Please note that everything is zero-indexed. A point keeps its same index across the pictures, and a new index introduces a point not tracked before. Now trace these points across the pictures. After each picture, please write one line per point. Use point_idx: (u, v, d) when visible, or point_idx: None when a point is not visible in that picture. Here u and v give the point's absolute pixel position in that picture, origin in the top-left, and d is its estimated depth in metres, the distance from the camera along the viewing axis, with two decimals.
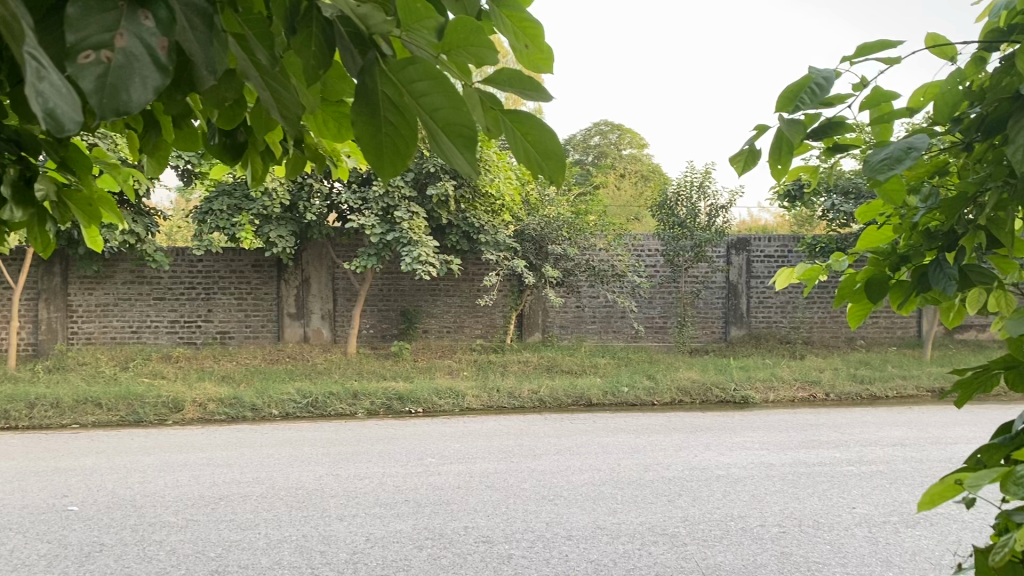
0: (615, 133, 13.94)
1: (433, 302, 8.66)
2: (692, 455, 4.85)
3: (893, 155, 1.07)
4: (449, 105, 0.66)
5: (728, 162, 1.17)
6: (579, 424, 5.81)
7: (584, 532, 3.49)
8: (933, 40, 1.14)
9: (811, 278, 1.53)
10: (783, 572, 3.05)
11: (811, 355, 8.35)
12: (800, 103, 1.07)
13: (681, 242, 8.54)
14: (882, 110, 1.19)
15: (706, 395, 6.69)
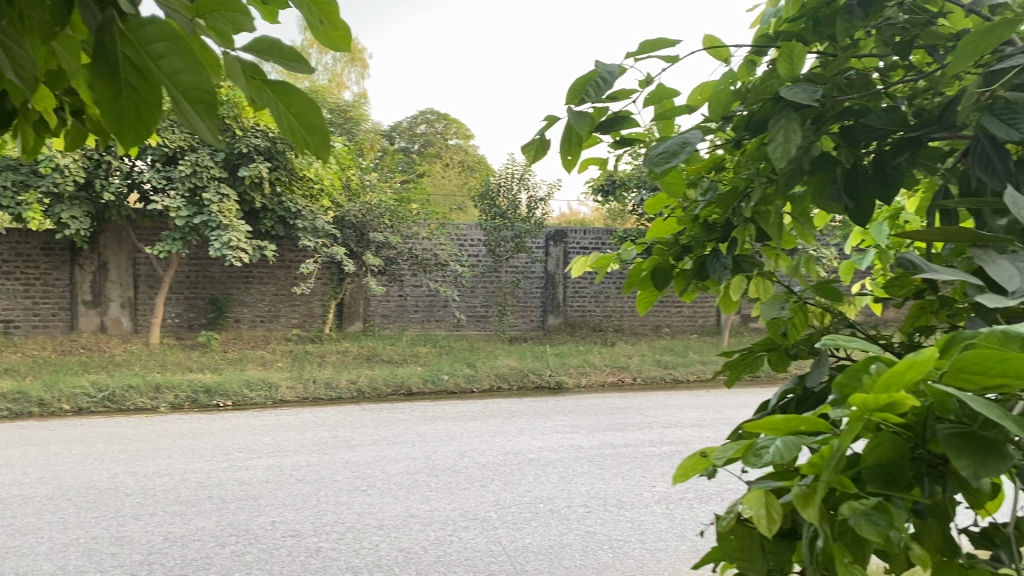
0: (442, 122, 13.44)
1: (245, 290, 8.32)
2: (506, 441, 4.93)
3: (670, 148, 1.13)
4: (190, 70, 0.65)
5: (520, 151, 1.19)
6: (397, 413, 5.77)
7: (395, 521, 3.48)
8: (709, 42, 1.21)
9: (603, 267, 1.59)
10: (586, 551, 3.17)
11: (621, 342, 8.73)
12: (585, 96, 1.11)
13: (501, 232, 8.69)
14: (664, 106, 1.26)
15: (523, 381, 6.84)
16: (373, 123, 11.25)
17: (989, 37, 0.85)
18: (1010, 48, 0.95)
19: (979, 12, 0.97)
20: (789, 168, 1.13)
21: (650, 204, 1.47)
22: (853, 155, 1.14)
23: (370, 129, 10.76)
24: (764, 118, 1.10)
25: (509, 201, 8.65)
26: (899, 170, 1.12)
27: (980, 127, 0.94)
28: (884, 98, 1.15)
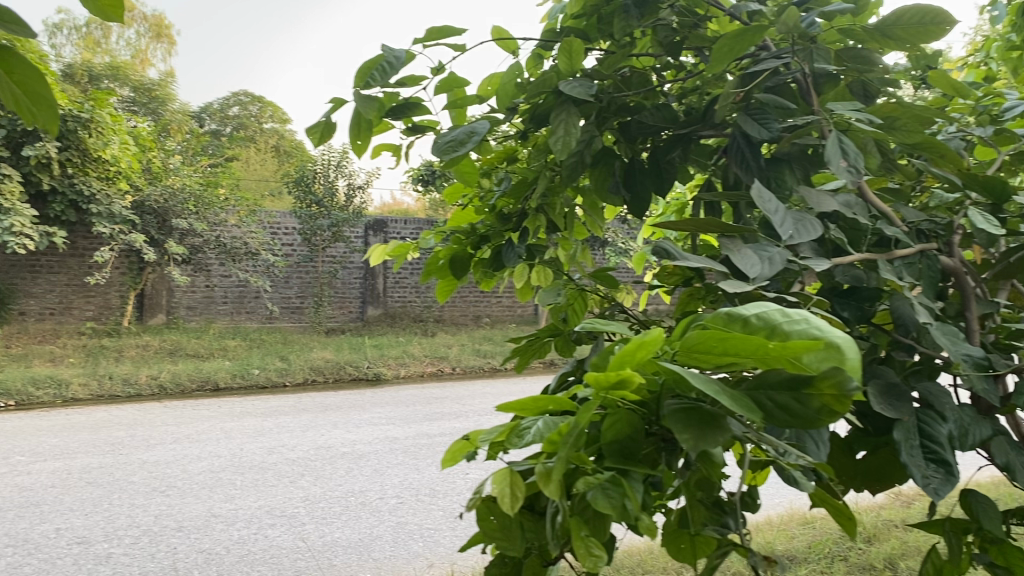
0: (257, 105, 12.88)
1: (32, 280, 7.66)
2: (319, 435, 4.82)
3: (457, 137, 1.13)
4: None
5: (306, 133, 1.16)
6: (202, 410, 5.51)
7: (195, 522, 3.32)
8: (498, 33, 1.22)
9: (401, 255, 1.56)
10: (396, 542, 3.16)
11: (441, 332, 8.76)
12: (371, 80, 1.09)
13: (317, 221, 8.51)
14: (456, 95, 1.26)
15: (339, 373, 6.71)
16: (180, 103, 10.66)
17: (744, 39, 0.90)
18: (764, 52, 1.03)
19: (737, 17, 1.03)
20: (572, 161, 1.17)
21: (448, 193, 1.47)
22: (631, 150, 1.20)
23: (178, 109, 10.19)
24: (546, 111, 1.12)
25: (325, 188, 8.49)
26: (672, 164, 1.19)
27: (737, 126, 1.01)
28: (658, 97, 1.22)
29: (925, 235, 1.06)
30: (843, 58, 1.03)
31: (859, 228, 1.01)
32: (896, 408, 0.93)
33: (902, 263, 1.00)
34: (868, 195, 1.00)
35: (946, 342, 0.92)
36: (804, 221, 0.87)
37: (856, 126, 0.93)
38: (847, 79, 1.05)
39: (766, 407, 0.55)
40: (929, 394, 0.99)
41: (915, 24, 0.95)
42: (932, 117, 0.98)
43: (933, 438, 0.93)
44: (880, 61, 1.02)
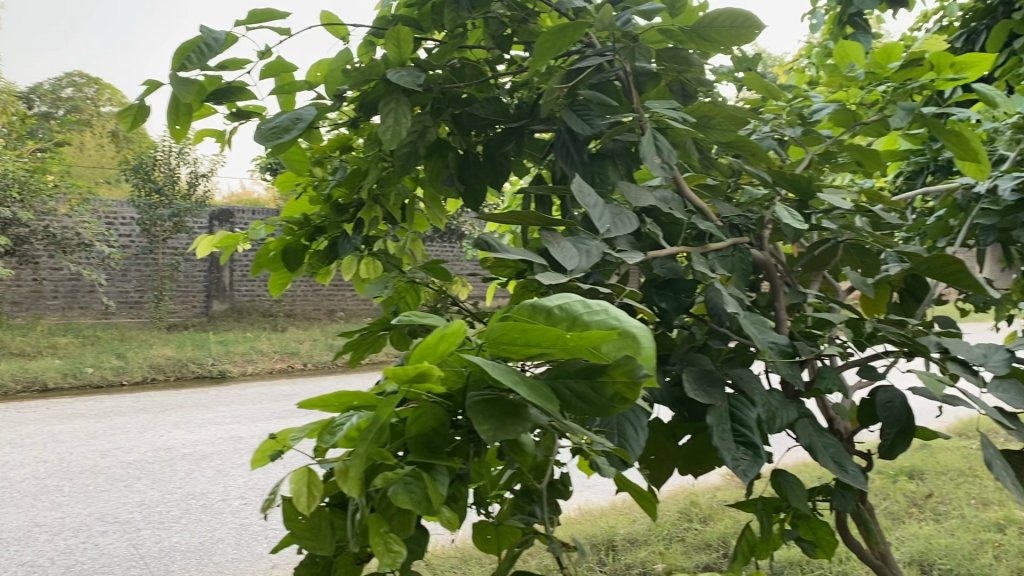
0: None
1: None
2: (158, 436, 4.58)
3: (282, 124, 1.09)
4: None
5: (117, 117, 1.09)
6: (27, 412, 5.14)
7: (16, 533, 3.09)
8: (327, 18, 1.19)
9: (230, 245, 1.50)
10: (239, 544, 3.05)
11: (292, 327, 8.52)
12: (187, 62, 1.03)
13: (157, 210, 8.12)
14: (285, 80, 1.22)
15: (182, 371, 6.42)
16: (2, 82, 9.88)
17: (565, 33, 0.92)
18: (589, 49, 1.04)
19: (565, 13, 1.05)
20: (405, 151, 1.14)
21: (281, 182, 1.42)
22: (465, 142, 1.20)
23: None
24: (375, 99, 1.10)
25: (166, 176, 8.15)
26: (507, 157, 1.20)
27: (562, 121, 1.02)
28: (490, 90, 1.22)
29: (738, 229, 1.11)
30: (663, 58, 1.07)
31: (676, 222, 1.05)
32: (709, 393, 0.98)
33: (716, 254, 1.05)
34: (686, 192, 1.04)
35: (754, 331, 0.97)
36: (621, 215, 0.90)
37: (672, 123, 0.96)
38: (667, 77, 1.09)
39: (564, 396, 0.56)
40: (740, 379, 1.04)
41: (728, 27, 0.99)
42: (743, 118, 1.03)
43: (743, 423, 0.98)
44: (696, 62, 1.07)
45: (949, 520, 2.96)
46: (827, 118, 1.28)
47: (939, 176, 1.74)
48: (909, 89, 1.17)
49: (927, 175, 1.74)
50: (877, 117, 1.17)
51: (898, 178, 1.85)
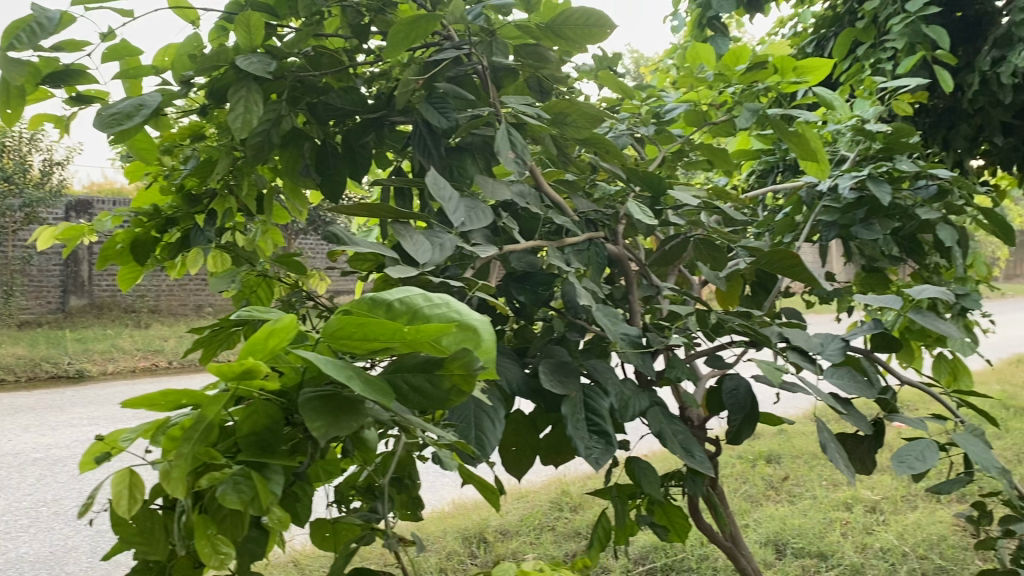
0: None
1: None
2: (5, 441, 4.29)
3: (124, 110, 1.04)
4: None
5: None
6: None
7: None
8: (175, 1, 1.14)
9: (73, 237, 1.41)
10: (95, 553, 2.90)
11: (157, 324, 8.14)
12: (17, 41, 0.96)
13: (6, 200, 7.59)
14: (130, 64, 1.16)
15: (33, 371, 6.13)
16: None
17: (416, 24, 0.91)
18: (447, 42, 1.02)
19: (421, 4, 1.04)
20: (258, 142, 1.10)
21: (129, 171, 1.35)
22: (322, 133, 1.17)
23: None
24: (225, 86, 1.06)
25: (16, 163, 7.60)
26: (366, 149, 1.18)
27: (419, 114, 1.00)
28: (349, 79, 1.20)
29: (594, 224, 1.13)
30: (521, 54, 1.08)
31: (534, 216, 1.07)
32: (564, 384, 1.00)
33: (572, 247, 1.06)
34: (544, 186, 1.05)
35: (607, 323, 1.00)
36: (475, 209, 0.90)
37: (525, 118, 0.97)
38: (524, 74, 1.10)
39: (401, 390, 0.56)
40: (595, 369, 1.06)
41: (580, 25, 1.00)
42: (598, 115, 1.05)
43: (597, 412, 1.01)
44: (552, 58, 1.08)
45: (802, 501, 3.13)
46: (679, 118, 1.32)
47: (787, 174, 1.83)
48: (756, 91, 1.23)
49: (777, 174, 1.82)
50: (724, 117, 1.22)
51: (751, 176, 1.93)
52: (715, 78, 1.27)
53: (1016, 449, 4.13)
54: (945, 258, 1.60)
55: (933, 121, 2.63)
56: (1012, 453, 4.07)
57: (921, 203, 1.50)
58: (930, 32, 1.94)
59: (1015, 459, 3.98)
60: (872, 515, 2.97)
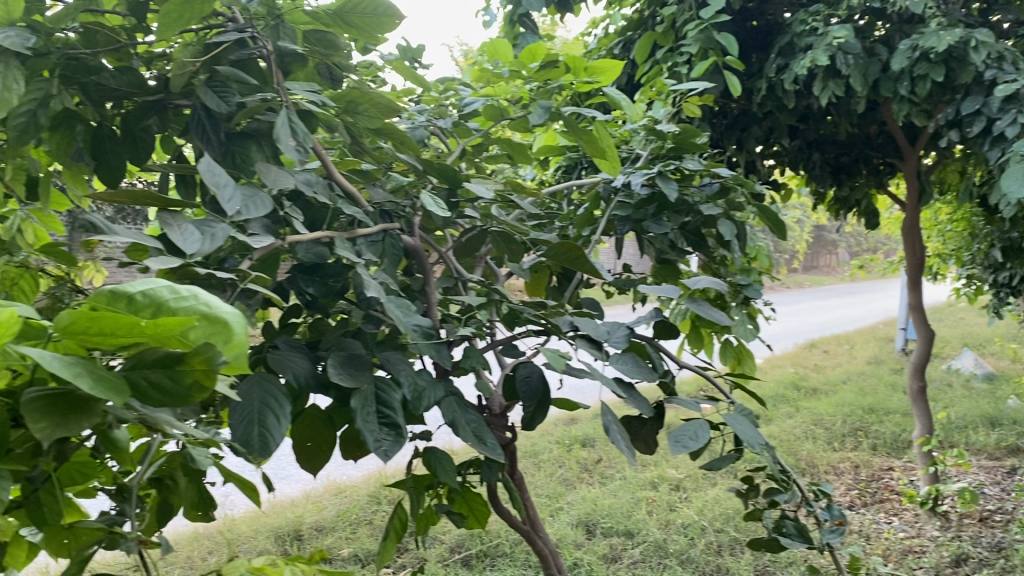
0: None
1: None
2: None
3: None
4: None
5: None
6: None
7: None
8: None
9: None
10: None
11: None
12: None
13: None
14: None
15: None
16: None
17: (191, 5, 0.87)
18: (231, 23, 0.99)
19: None
20: (22, 123, 1.01)
21: None
22: (98, 115, 1.10)
23: None
24: None
25: None
26: (149, 133, 1.12)
27: (197, 97, 0.96)
28: (127, 59, 1.13)
29: (388, 215, 1.12)
30: (309, 40, 1.06)
31: (323, 206, 1.05)
32: (353, 376, 0.98)
33: (365, 240, 1.04)
34: (334, 175, 1.03)
35: (398, 314, 0.98)
36: (253, 198, 0.88)
37: (310, 106, 0.96)
38: (313, 61, 1.08)
39: (139, 386, 0.53)
40: (388, 359, 1.05)
41: (368, 14, 1.00)
42: (389, 104, 1.04)
43: (388, 404, 0.99)
44: (342, 46, 1.07)
45: (613, 482, 3.28)
46: (476, 113, 1.34)
47: (589, 170, 1.90)
48: (550, 89, 1.26)
49: (580, 170, 1.89)
50: (518, 114, 1.25)
51: (557, 171, 1.99)
52: (511, 74, 1.29)
53: (804, 426, 4.51)
54: (728, 250, 1.71)
55: (728, 123, 2.81)
56: (801, 430, 4.44)
57: (705, 200, 1.60)
58: (720, 39, 2.07)
59: (802, 436, 4.34)
60: (675, 493, 3.16)
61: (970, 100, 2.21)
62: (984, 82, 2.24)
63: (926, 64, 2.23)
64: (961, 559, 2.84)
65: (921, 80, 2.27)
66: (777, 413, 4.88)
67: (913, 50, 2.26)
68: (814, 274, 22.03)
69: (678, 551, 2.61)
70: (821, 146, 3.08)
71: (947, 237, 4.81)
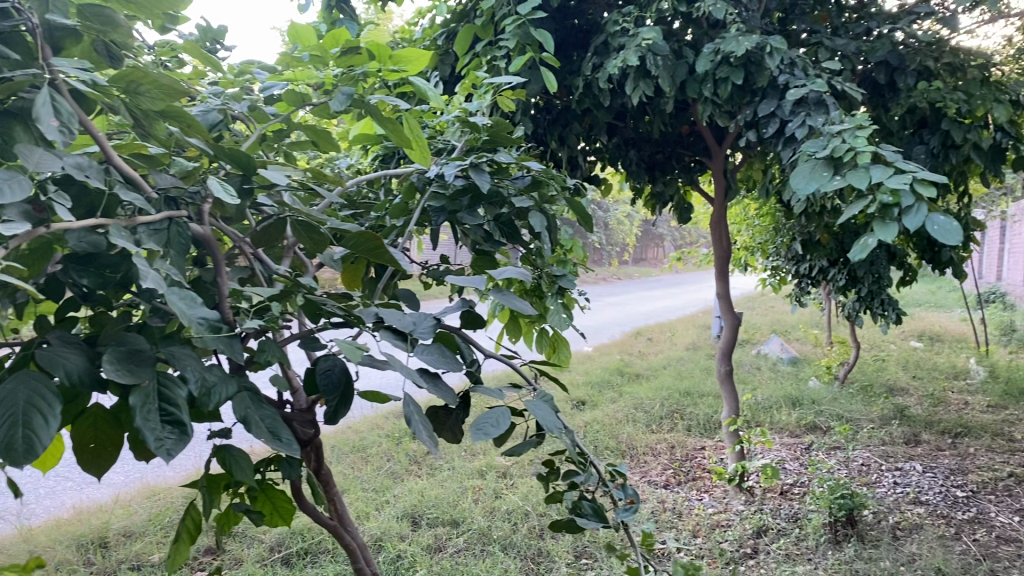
0: None
1: None
2: None
3: None
4: None
5: None
6: None
7: None
8: None
9: None
10: None
11: None
12: None
13: None
14: None
15: None
16: None
17: None
18: None
19: None
20: None
21: None
22: None
23: None
24: None
25: None
26: None
27: None
28: None
29: (174, 202, 1.07)
30: (84, 15, 0.99)
31: (100, 192, 0.99)
32: (134, 372, 0.92)
33: (147, 228, 0.99)
34: (111, 159, 0.97)
35: (181, 306, 0.93)
36: (11, 181, 0.81)
37: (78, 86, 0.89)
38: (89, 37, 1.01)
39: None
40: (174, 354, 0.99)
41: None
42: (173, 86, 0.99)
43: (171, 402, 0.94)
44: (122, 23, 1.01)
45: (440, 473, 3.30)
46: (277, 97, 1.30)
47: (405, 160, 1.89)
48: (354, 75, 1.25)
49: (398, 161, 1.88)
50: (320, 100, 1.22)
51: (374, 161, 1.97)
52: (313, 59, 1.26)
53: (626, 410, 4.71)
54: (540, 242, 1.75)
55: (551, 118, 2.87)
56: (623, 414, 4.63)
57: (518, 192, 1.63)
58: (535, 35, 2.12)
59: (624, 420, 4.53)
60: (502, 480, 3.22)
61: (766, 103, 2.36)
62: (778, 86, 2.41)
63: (727, 67, 2.37)
64: (762, 530, 3.07)
65: (723, 83, 2.42)
66: (603, 399, 5.07)
67: (716, 53, 2.40)
68: (642, 267, 23.03)
69: (501, 536, 2.66)
70: (638, 143, 3.21)
71: (755, 231, 5.15)
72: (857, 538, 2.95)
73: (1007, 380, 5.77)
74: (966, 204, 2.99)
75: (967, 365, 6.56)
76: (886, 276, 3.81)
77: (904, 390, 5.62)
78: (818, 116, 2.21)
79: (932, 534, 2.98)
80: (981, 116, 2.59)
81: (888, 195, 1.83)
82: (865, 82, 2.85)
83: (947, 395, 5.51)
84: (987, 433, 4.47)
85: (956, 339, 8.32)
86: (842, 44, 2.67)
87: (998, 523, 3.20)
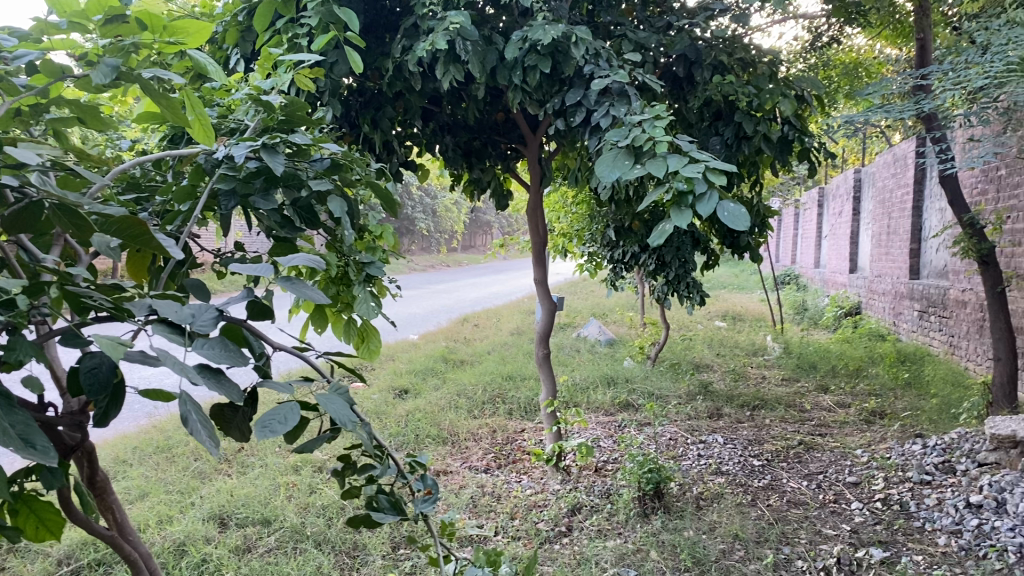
0: None
1: None
2: None
3: None
4: None
5: None
6: None
7: None
8: None
9: None
10: None
11: None
12: None
13: None
14: None
15: None
16: None
17: None
18: None
19: None
20: None
21: None
22: None
23: None
24: None
25: None
26: None
27: None
28: None
29: None
30: None
31: None
32: None
33: None
34: None
35: None
36: None
37: None
38: None
39: None
40: None
41: None
42: None
43: None
44: None
45: (251, 471, 3.16)
46: (34, 68, 1.17)
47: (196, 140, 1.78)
48: (122, 47, 1.15)
49: (187, 141, 1.76)
50: (81, 73, 1.12)
51: (163, 141, 1.84)
52: (72, 26, 1.15)
53: (448, 397, 4.71)
54: (344, 229, 1.69)
55: (364, 100, 2.80)
56: (445, 400, 4.64)
57: (316, 175, 1.56)
58: (338, 14, 2.04)
59: (447, 406, 4.54)
60: (317, 475, 3.13)
61: (573, 91, 2.41)
62: (584, 75, 2.46)
63: (535, 55, 2.39)
64: (576, 508, 3.16)
65: (531, 70, 2.44)
66: (425, 387, 5.04)
67: (524, 41, 2.41)
68: (468, 253, 23.20)
69: (315, 533, 2.59)
70: (453, 129, 3.20)
71: (573, 218, 5.30)
72: (664, 510, 3.09)
73: (798, 355, 6.26)
74: (758, 193, 3.19)
75: (764, 343, 7.06)
76: (691, 260, 4.08)
77: (708, 367, 5.98)
78: (621, 107, 2.27)
79: (730, 503, 3.18)
80: (769, 110, 2.75)
81: (683, 183, 1.89)
82: (666, 75, 2.97)
83: (746, 371, 5.92)
84: (780, 405, 4.83)
85: (754, 318, 8.96)
86: (644, 36, 2.77)
87: (789, 488, 3.46)
